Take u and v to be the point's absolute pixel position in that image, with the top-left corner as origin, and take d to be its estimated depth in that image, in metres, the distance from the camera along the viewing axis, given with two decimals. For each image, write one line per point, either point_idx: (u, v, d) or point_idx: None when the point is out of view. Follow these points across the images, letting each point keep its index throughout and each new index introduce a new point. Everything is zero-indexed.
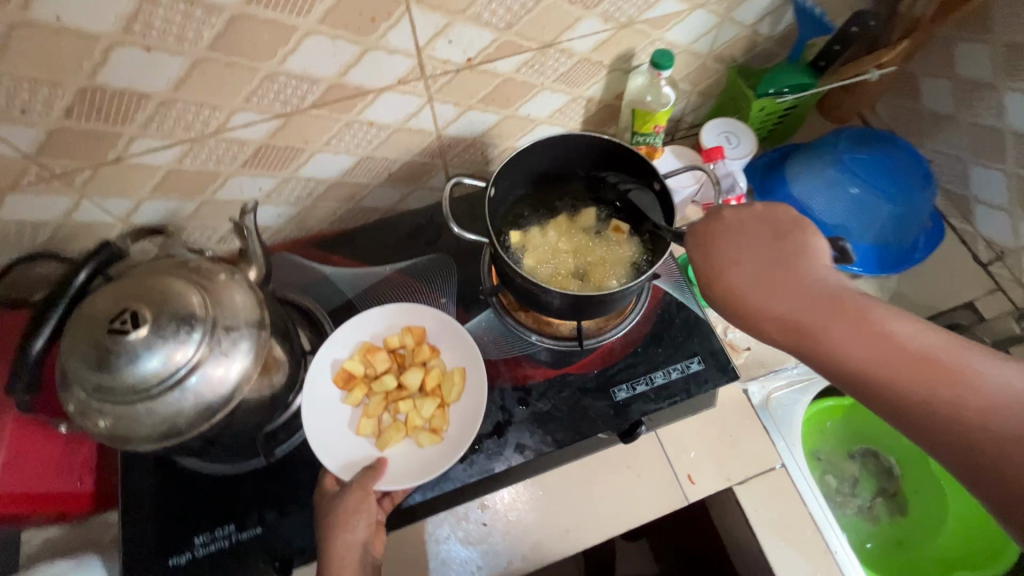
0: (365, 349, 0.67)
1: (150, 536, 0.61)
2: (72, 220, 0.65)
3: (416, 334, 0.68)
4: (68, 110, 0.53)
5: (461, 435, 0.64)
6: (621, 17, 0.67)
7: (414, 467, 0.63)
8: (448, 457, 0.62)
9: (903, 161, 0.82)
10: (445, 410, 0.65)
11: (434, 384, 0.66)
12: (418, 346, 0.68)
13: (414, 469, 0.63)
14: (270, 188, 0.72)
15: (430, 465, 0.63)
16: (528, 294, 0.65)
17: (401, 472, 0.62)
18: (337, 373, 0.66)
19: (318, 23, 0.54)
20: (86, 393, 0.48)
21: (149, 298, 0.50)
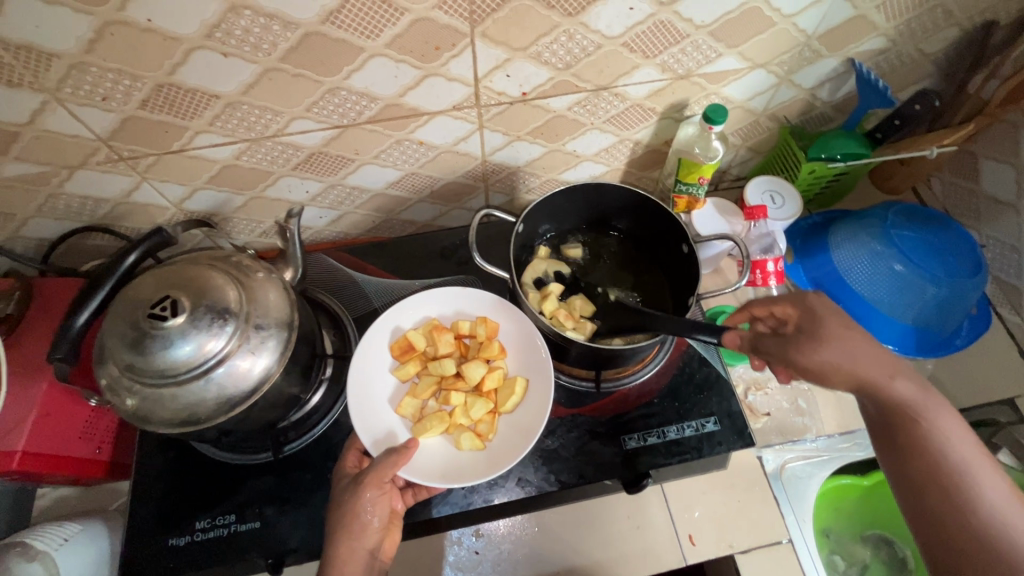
0: (434, 327, 0.66)
1: (155, 514, 0.62)
2: (130, 200, 0.69)
3: (490, 326, 0.67)
4: (144, 102, 0.56)
5: (502, 452, 0.61)
6: (679, 69, 0.68)
7: (442, 465, 0.61)
8: (480, 467, 0.60)
9: (957, 245, 0.79)
10: (494, 418, 0.63)
11: (492, 385, 0.64)
12: (487, 338, 0.66)
13: (442, 467, 0.61)
14: (316, 192, 0.75)
15: (460, 470, 0.60)
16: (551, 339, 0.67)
17: (427, 464, 0.60)
18: (399, 340, 0.66)
19: (385, 47, 0.56)
20: (118, 370, 0.50)
21: (191, 288, 0.52)
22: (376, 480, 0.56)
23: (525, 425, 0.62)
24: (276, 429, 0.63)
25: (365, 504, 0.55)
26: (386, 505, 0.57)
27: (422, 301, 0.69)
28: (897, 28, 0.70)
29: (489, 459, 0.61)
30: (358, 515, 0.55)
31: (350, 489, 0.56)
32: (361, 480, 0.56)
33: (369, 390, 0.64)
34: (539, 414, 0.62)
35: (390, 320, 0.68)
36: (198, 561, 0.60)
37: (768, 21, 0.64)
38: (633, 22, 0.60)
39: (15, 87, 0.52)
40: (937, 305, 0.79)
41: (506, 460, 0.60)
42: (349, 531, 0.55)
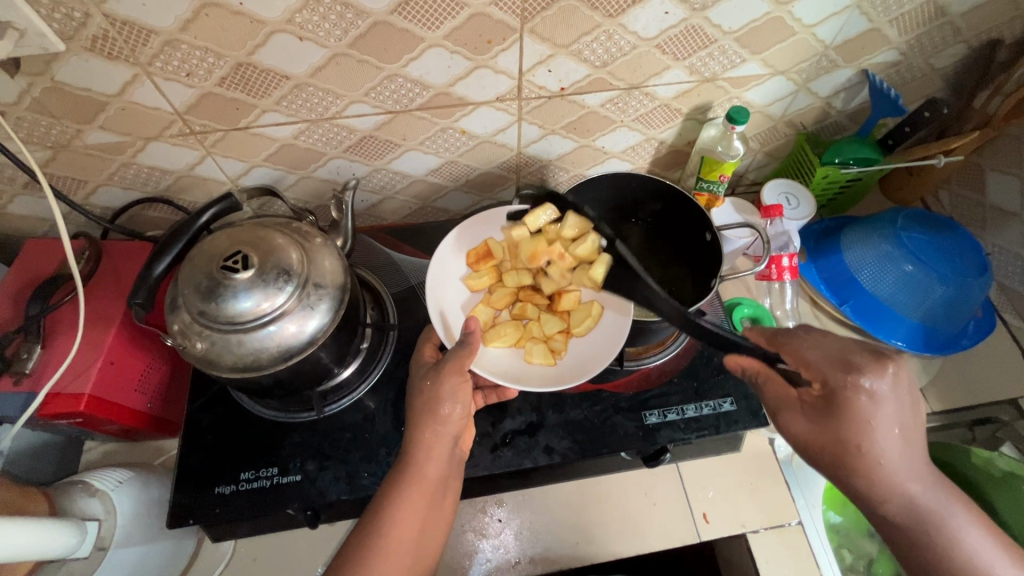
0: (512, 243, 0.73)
1: (204, 463, 0.66)
2: (193, 173, 0.74)
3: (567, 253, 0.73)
4: (223, 79, 0.62)
5: (572, 368, 0.68)
6: (705, 72, 0.73)
7: (509, 370, 0.68)
8: (547, 379, 0.67)
9: (964, 251, 0.82)
10: (565, 337, 0.70)
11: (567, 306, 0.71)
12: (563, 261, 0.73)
13: (510, 372, 0.67)
14: (362, 174, 0.80)
15: (527, 375, 0.67)
16: None
17: (495, 367, 0.67)
18: (473, 253, 0.74)
19: (443, 38, 0.62)
20: (190, 316, 0.55)
21: (258, 247, 0.57)
22: (457, 368, 0.60)
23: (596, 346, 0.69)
24: (318, 389, 0.67)
25: (447, 393, 0.60)
26: (467, 397, 0.61)
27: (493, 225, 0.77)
28: (908, 42, 0.75)
29: (555, 373, 0.68)
30: (439, 404, 0.60)
31: (431, 375, 0.61)
32: (441, 369, 0.61)
33: (442, 294, 0.71)
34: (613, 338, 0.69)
35: (467, 237, 0.76)
36: (242, 509, 0.64)
37: (790, 30, 0.70)
38: (667, 26, 0.66)
39: (112, 60, 0.57)
40: (944, 304, 0.83)
41: (575, 375, 0.67)
42: (433, 416, 0.59)
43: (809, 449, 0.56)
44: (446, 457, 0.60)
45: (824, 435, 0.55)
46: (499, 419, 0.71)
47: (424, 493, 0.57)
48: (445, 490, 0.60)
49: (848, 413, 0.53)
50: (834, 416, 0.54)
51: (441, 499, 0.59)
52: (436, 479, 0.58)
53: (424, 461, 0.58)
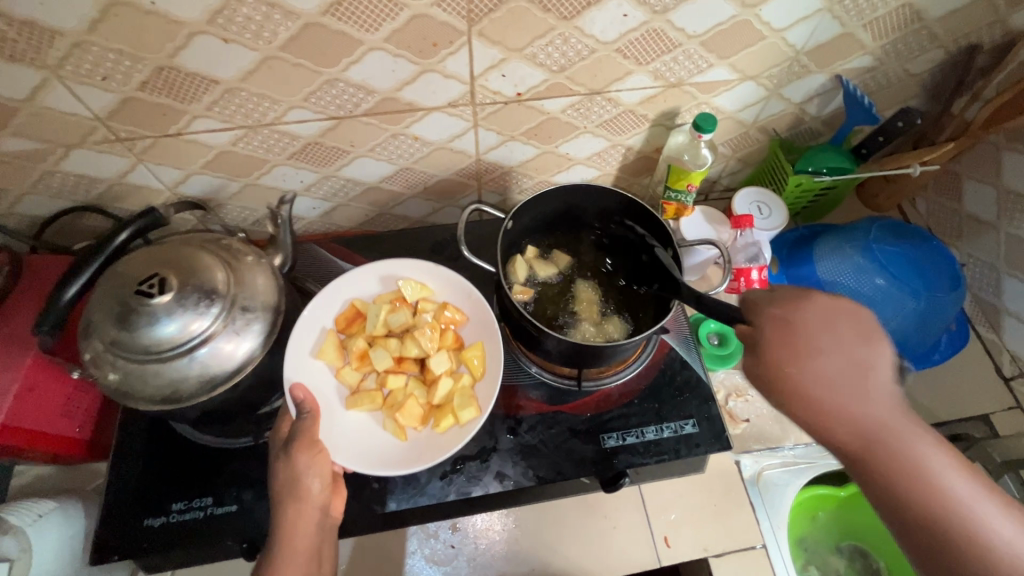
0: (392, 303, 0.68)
1: (134, 493, 0.62)
2: (125, 181, 0.69)
3: (449, 318, 0.68)
4: (144, 83, 0.57)
5: (420, 451, 0.63)
6: (671, 77, 0.70)
7: (362, 441, 0.63)
8: (396, 460, 0.62)
9: (936, 263, 0.81)
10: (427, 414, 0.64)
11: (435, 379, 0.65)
12: (441, 325, 0.67)
13: (363, 444, 0.63)
14: (310, 182, 0.75)
15: (376, 451, 0.62)
16: (530, 337, 0.68)
17: (347, 438, 0.63)
18: (347, 307, 0.68)
19: (383, 40, 0.57)
20: (103, 345, 0.51)
21: (180, 269, 0.53)
22: (308, 443, 0.57)
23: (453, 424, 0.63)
24: (256, 414, 0.64)
25: (302, 467, 0.56)
26: (327, 466, 0.58)
27: (385, 276, 0.71)
28: (883, 47, 0.72)
29: (407, 452, 0.63)
30: (300, 480, 0.56)
31: (282, 455, 0.57)
32: (291, 445, 0.57)
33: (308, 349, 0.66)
34: (471, 422, 0.62)
35: (348, 286, 0.70)
36: (172, 543, 0.60)
37: (759, 35, 0.66)
38: (627, 29, 0.61)
39: (16, 62, 0.52)
40: (916, 319, 0.80)
41: (421, 458, 0.61)
42: (291, 494, 0.55)
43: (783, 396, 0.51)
44: (316, 526, 0.56)
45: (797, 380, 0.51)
46: None
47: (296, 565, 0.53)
48: (320, 557, 0.56)
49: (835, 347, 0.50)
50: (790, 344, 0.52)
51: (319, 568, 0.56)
52: (308, 550, 0.54)
53: (289, 535, 0.54)
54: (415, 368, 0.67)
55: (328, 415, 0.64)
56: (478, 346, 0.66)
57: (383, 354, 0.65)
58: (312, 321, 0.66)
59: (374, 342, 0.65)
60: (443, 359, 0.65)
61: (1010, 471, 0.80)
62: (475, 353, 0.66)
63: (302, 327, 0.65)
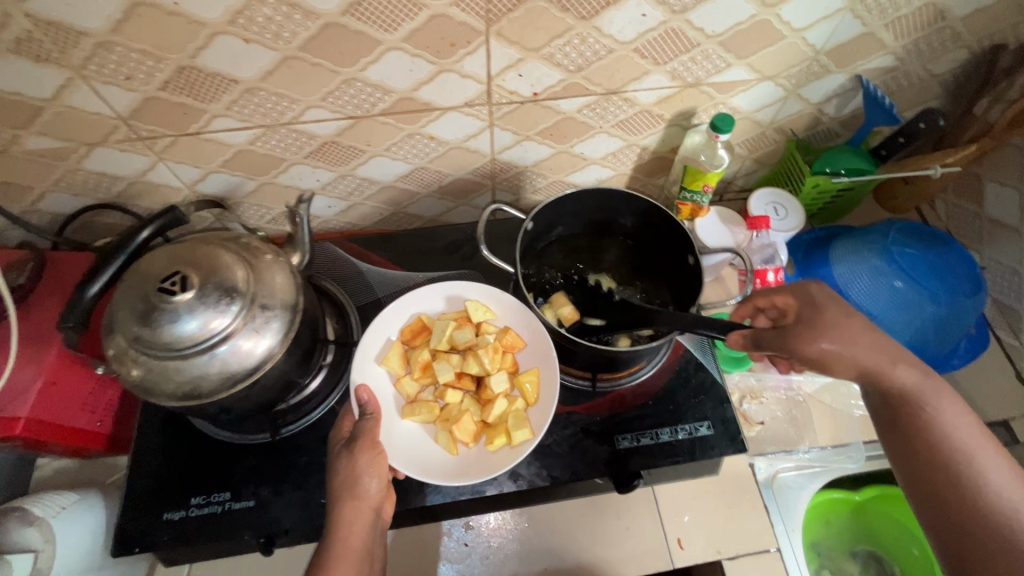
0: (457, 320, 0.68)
1: (154, 487, 0.63)
2: (145, 179, 0.70)
3: (510, 342, 0.67)
4: (165, 82, 0.57)
5: (469, 467, 0.63)
6: (688, 77, 0.69)
7: (415, 449, 0.64)
8: (445, 472, 0.62)
9: (957, 268, 0.79)
10: (479, 431, 0.64)
11: (491, 397, 0.65)
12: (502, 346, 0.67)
13: (416, 452, 0.63)
14: (327, 181, 0.76)
15: (428, 462, 0.63)
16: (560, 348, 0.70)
17: (402, 445, 0.63)
18: (414, 320, 0.69)
19: (401, 40, 0.57)
20: (126, 341, 0.52)
21: (200, 267, 0.53)
22: (371, 443, 0.58)
23: (505, 445, 0.63)
24: (273, 411, 0.64)
25: (363, 468, 0.57)
26: (385, 470, 0.59)
27: (451, 295, 0.72)
28: (904, 47, 0.71)
29: (455, 466, 0.63)
30: (359, 480, 0.57)
31: (345, 453, 0.58)
32: (355, 445, 0.58)
33: (375, 357, 0.67)
34: (523, 444, 0.61)
35: (418, 301, 0.71)
36: (191, 537, 0.61)
37: (778, 34, 0.65)
38: (645, 29, 0.61)
39: (42, 62, 0.53)
40: (935, 323, 0.79)
41: (470, 475, 0.62)
42: (350, 493, 0.56)
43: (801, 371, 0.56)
44: (369, 529, 0.56)
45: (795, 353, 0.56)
46: None
47: (352, 566, 0.53)
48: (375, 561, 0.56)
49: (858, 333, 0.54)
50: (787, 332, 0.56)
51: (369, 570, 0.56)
52: (361, 550, 0.55)
53: (344, 536, 0.55)
54: (473, 384, 0.67)
55: (385, 419, 0.64)
56: (534, 371, 0.66)
57: (444, 369, 0.65)
58: (378, 330, 0.68)
59: (437, 356, 0.66)
60: (501, 380, 0.65)
61: None
62: (530, 378, 0.65)
63: (368, 335, 0.67)
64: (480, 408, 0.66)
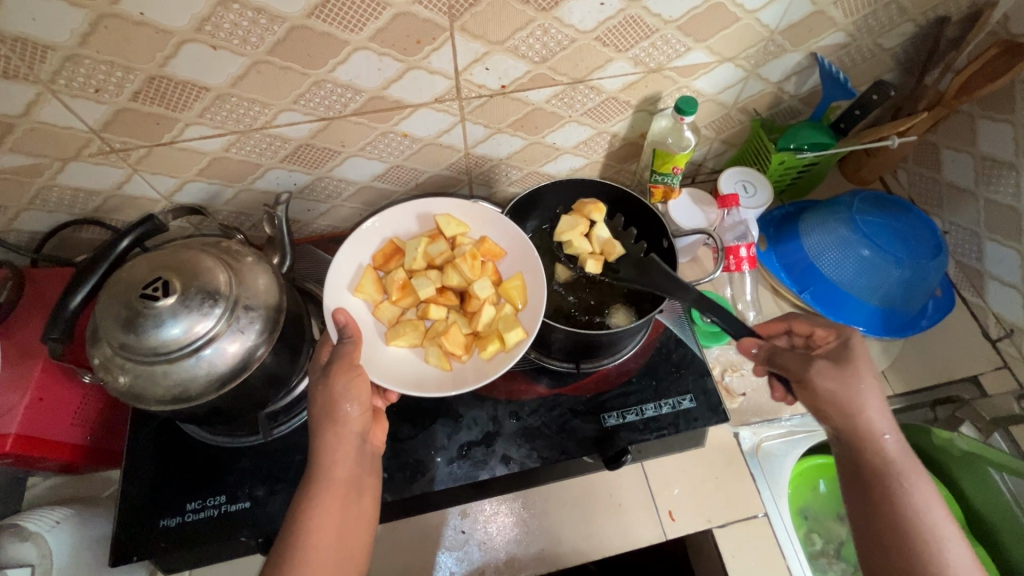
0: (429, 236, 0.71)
1: (149, 496, 0.64)
2: (122, 191, 0.70)
3: (489, 250, 0.70)
4: (136, 93, 0.58)
5: (468, 377, 0.66)
6: (651, 63, 0.71)
7: (406, 371, 0.66)
8: (440, 384, 0.65)
9: (918, 229, 0.82)
10: (468, 342, 0.67)
11: (476, 305, 0.68)
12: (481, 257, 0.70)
13: (408, 374, 0.66)
14: (304, 184, 0.77)
15: (421, 379, 0.65)
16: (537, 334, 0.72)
17: (392, 367, 0.66)
18: (387, 244, 0.71)
19: (368, 40, 0.59)
20: (112, 349, 0.52)
21: (182, 271, 0.54)
22: (347, 366, 0.58)
23: (499, 350, 0.66)
24: (264, 413, 0.65)
25: (341, 394, 0.57)
26: (364, 394, 0.59)
27: (421, 213, 0.73)
28: (855, 23, 0.74)
29: (451, 378, 0.66)
30: (339, 406, 0.57)
31: (322, 379, 0.58)
32: (331, 369, 0.58)
33: (348, 285, 0.69)
34: (519, 345, 0.64)
35: (387, 225, 0.72)
36: (188, 542, 0.62)
37: (733, 17, 0.68)
38: (605, 17, 0.63)
39: (10, 79, 0.54)
40: (903, 286, 0.82)
41: (466, 383, 0.65)
42: (332, 418, 0.57)
43: (825, 416, 0.58)
44: (354, 455, 0.58)
45: (853, 393, 0.57)
46: (454, 431, 0.69)
47: (335, 495, 0.55)
48: (360, 487, 0.58)
49: (868, 379, 0.57)
50: (857, 376, 0.57)
51: (356, 500, 0.57)
52: (347, 479, 0.57)
53: (330, 464, 0.56)
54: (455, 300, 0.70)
55: (371, 345, 0.67)
56: (520, 277, 0.69)
57: (426, 284, 0.68)
58: (348, 258, 0.69)
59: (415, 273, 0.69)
60: (485, 287, 0.68)
61: (998, 427, 0.84)
62: (515, 285, 0.68)
63: (341, 264, 0.69)
64: (467, 321, 0.69)
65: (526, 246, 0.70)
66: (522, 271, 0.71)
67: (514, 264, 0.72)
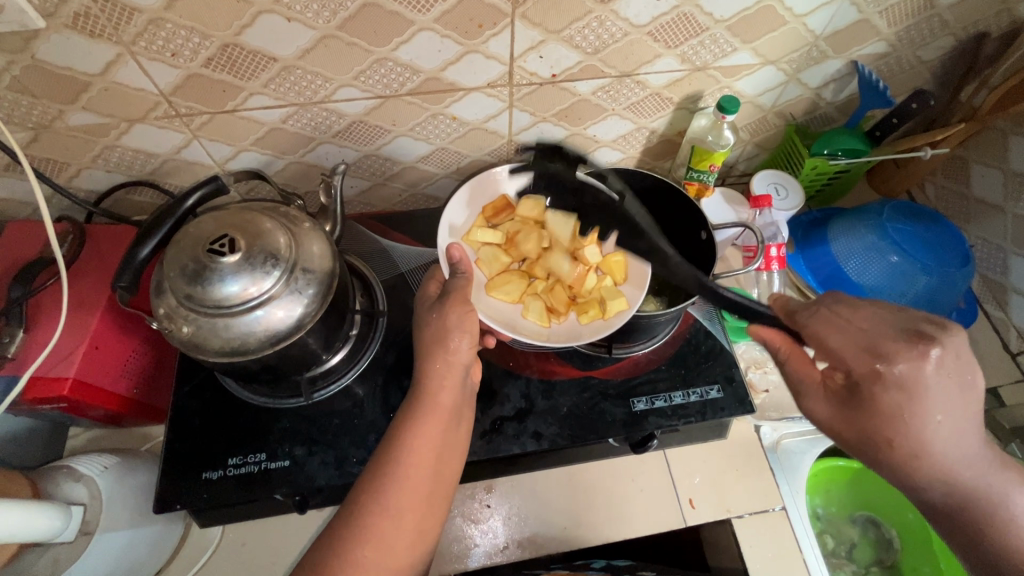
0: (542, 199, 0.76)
1: (191, 450, 0.66)
2: (180, 156, 0.73)
3: (598, 221, 0.74)
4: (209, 60, 0.61)
5: (564, 336, 0.69)
6: (697, 61, 0.73)
7: (506, 318, 0.70)
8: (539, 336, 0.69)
9: (948, 242, 0.84)
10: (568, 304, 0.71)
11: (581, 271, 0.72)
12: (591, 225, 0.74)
13: (508, 322, 0.69)
14: (351, 160, 0.79)
15: (520, 328, 0.69)
16: None
17: (494, 313, 0.70)
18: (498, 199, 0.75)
19: (433, 21, 0.61)
20: (176, 300, 0.55)
21: (246, 231, 0.56)
22: (461, 300, 0.62)
23: (598, 318, 0.69)
24: (305, 376, 0.67)
25: (452, 325, 0.61)
26: (473, 327, 0.62)
27: (531, 180, 0.78)
28: (897, 34, 0.76)
29: (547, 334, 0.70)
30: (449, 335, 0.61)
31: (436, 308, 0.63)
32: (446, 301, 0.62)
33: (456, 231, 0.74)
34: (618, 315, 0.68)
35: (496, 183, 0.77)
36: (228, 496, 0.64)
37: (781, 20, 0.70)
38: (658, 13, 0.65)
39: (95, 38, 0.56)
40: (927, 296, 0.84)
41: (562, 340, 0.68)
42: (443, 347, 0.60)
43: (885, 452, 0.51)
44: (459, 385, 0.60)
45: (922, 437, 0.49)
46: (487, 406, 0.71)
47: (436, 421, 0.57)
48: (459, 417, 0.60)
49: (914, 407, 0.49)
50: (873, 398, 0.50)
51: (456, 427, 0.59)
52: (450, 407, 0.59)
53: (436, 389, 0.59)
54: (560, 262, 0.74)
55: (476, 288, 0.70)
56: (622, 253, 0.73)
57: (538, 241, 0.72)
58: (461, 207, 0.75)
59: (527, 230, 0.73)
60: (594, 254, 0.72)
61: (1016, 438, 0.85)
62: (618, 259, 0.72)
63: (453, 211, 0.74)
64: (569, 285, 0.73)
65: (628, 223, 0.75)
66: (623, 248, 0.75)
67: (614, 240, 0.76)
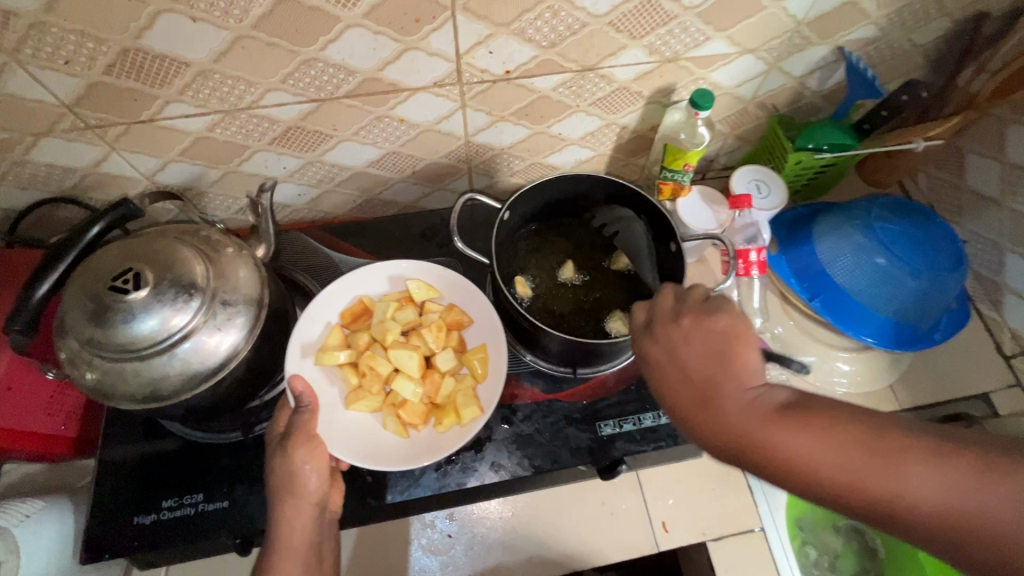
0: (399, 300, 0.69)
1: (123, 492, 0.61)
2: (100, 170, 0.66)
3: (454, 318, 0.67)
4: (110, 66, 0.54)
5: (418, 450, 0.62)
6: (666, 52, 0.66)
7: (364, 439, 0.62)
8: (399, 458, 0.61)
9: (937, 241, 0.78)
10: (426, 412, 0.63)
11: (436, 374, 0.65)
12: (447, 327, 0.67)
13: (364, 441, 0.62)
14: (294, 168, 0.73)
15: (379, 449, 0.62)
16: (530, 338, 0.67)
17: (349, 435, 0.62)
18: (356, 303, 0.68)
19: (362, 16, 0.54)
20: (78, 344, 0.49)
21: (155, 263, 0.51)
22: (305, 439, 0.57)
23: (455, 425, 0.62)
24: (247, 407, 0.63)
25: (300, 462, 0.56)
26: (323, 460, 0.57)
27: (394, 275, 0.71)
28: (888, 17, 0.69)
29: (407, 449, 0.62)
30: (297, 473, 0.56)
31: (279, 450, 0.57)
32: (289, 439, 0.57)
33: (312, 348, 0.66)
34: (472, 422, 0.61)
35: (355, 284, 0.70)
36: (161, 542, 0.59)
37: (759, 5, 0.63)
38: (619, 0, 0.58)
39: None
40: (918, 298, 0.78)
41: (420, 458, 0.61)
42: (290, 490, 0.55)
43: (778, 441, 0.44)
44: (313, 522, 0.56)
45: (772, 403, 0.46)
46: None
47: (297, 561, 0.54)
48: (321, 551, 0.57)
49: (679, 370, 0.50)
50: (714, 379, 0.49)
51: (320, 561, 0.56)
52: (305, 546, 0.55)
53: (288, 531, 0.55)
54: None
55: (329, 410, 0.63)
56: (483, 348, 0.66)
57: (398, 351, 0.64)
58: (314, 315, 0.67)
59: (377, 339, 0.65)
60: (448, 358, 0.65)
61: None
62: (479, 354, 0.65)
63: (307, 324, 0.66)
64: None
65: (491, 313, 0.67)
66: (485, 341, 0.67)
67: (480, 331, 0.68)
